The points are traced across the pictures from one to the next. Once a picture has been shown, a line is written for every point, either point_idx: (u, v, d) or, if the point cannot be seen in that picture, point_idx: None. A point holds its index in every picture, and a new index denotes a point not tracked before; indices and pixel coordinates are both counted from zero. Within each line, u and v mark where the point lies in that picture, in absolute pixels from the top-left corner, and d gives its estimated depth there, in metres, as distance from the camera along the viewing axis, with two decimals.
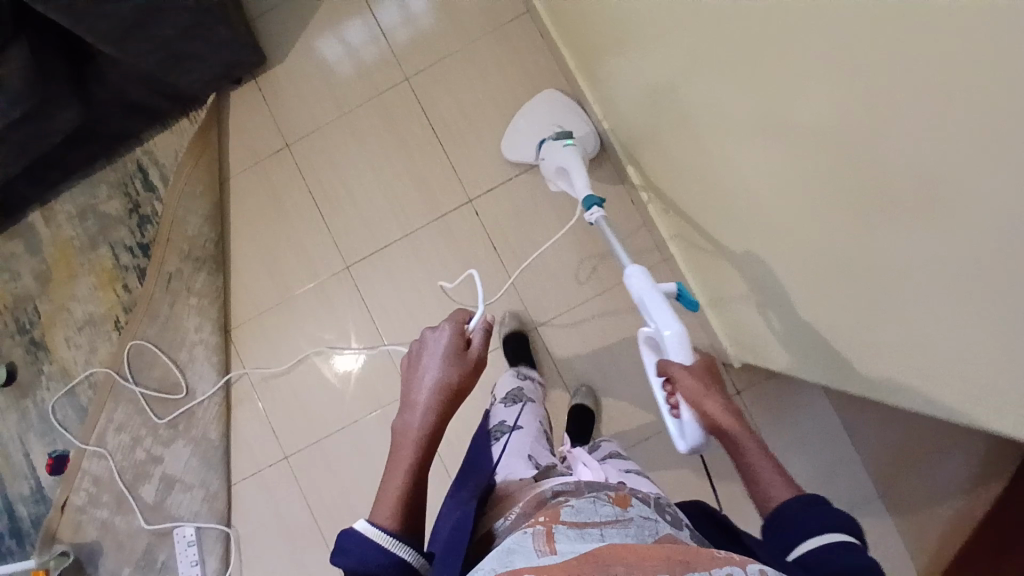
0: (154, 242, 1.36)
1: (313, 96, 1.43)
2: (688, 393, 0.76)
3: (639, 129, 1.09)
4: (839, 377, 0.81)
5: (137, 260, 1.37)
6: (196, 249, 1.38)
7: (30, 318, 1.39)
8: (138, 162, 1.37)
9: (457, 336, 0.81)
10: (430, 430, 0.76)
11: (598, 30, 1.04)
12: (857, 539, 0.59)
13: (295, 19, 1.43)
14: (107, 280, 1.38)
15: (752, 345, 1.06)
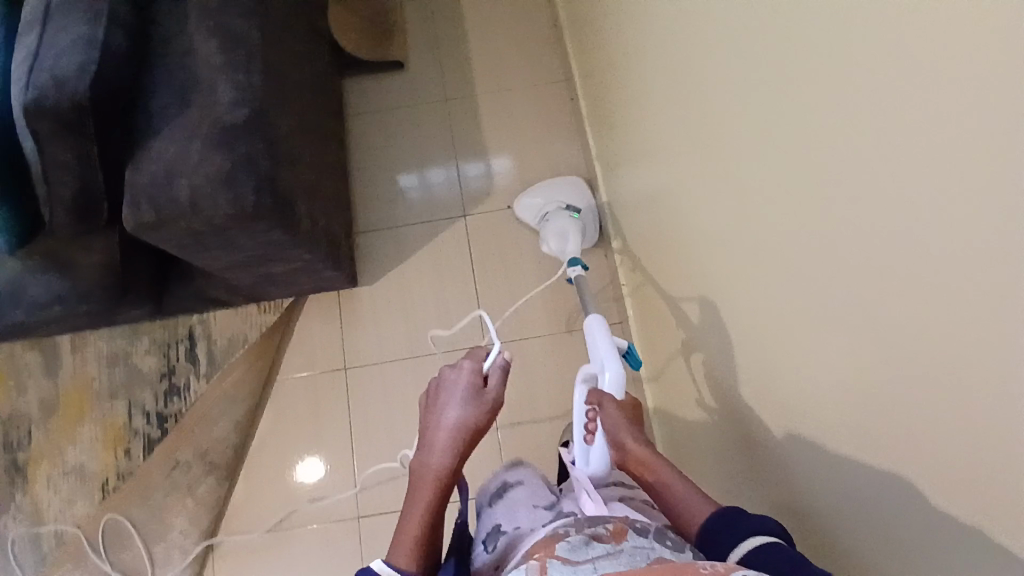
0: (172, 417, 1.33)
1: (388, 254, 1.40)
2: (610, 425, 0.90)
3: (660, 259, 1.10)
4: (745, 436, 0.86)
5: (149, 428, 1.33)
6: (215, 452, 1.29)
7: (21, 439, 1.37)
8: (190, 331, 1.37)
9: (475, 377, 0.92)
10: (449, 468, 0.85)
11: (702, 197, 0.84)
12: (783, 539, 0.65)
13: (385, 150, 1.47)
14: (111, 437, 1.34)
15: (686, 421, 1.12)
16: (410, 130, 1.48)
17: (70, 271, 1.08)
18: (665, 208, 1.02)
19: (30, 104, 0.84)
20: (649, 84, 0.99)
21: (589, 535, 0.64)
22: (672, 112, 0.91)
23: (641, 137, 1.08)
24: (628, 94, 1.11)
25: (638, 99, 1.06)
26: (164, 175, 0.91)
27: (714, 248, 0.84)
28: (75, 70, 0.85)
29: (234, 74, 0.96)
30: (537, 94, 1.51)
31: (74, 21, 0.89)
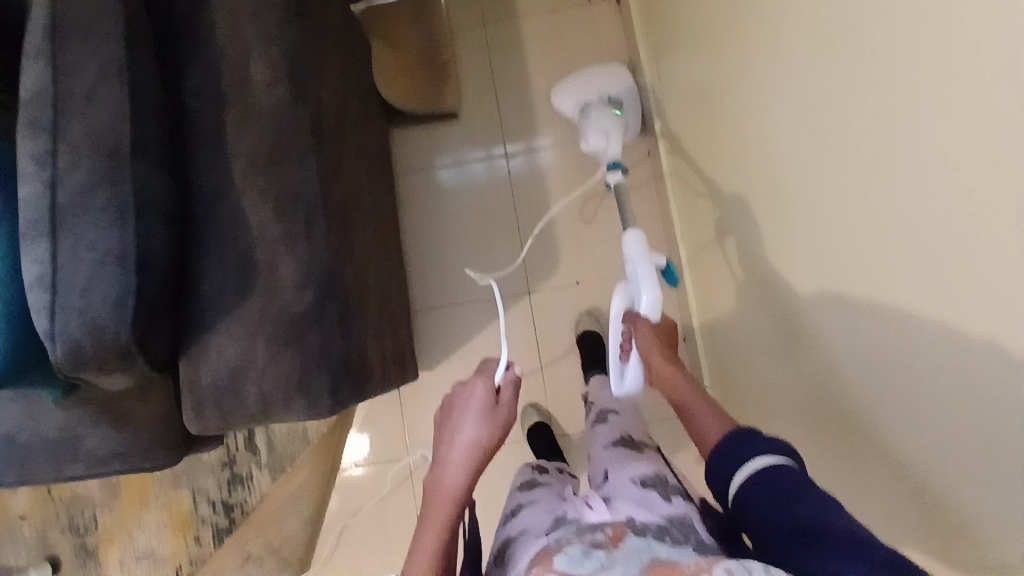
0: (239, 507, 1.28)
1: (443, 283, 1.31)
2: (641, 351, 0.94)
3: (746, 336, 1.02)
4: (804, 381, 0.83)
5: (216, 516, 1.29)
6: (288, 550, 1.28)
7: (85, 520, 1.34)
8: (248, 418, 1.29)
9: (490, 394, 0.91)
10: (463, 485, 0.85)
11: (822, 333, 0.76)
12: (788, 455, 0.68)
13: (426, 152, 1.34)
14: (178, 524, 1.30)
15: (736, 373, 1.11)
16: (459, 154, 1.34)
17: (127, 423, 1.00)
18: (776, 380, 0.93)
19: (65, 358, 0.71)
20: (768, 215, 0.85)
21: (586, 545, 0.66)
22: (788, 215, 0.79)
23: (750, 283, 0.97)
24: (735, 210, 0.97)
25: (752, 248, 0.93)
26: (228, 377, 0.82)
27: (831, 413, 0.77)
28: (109, 308, 0.71)
29: (297, 244, 0.83)
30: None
31: (94, 226, 0.72)
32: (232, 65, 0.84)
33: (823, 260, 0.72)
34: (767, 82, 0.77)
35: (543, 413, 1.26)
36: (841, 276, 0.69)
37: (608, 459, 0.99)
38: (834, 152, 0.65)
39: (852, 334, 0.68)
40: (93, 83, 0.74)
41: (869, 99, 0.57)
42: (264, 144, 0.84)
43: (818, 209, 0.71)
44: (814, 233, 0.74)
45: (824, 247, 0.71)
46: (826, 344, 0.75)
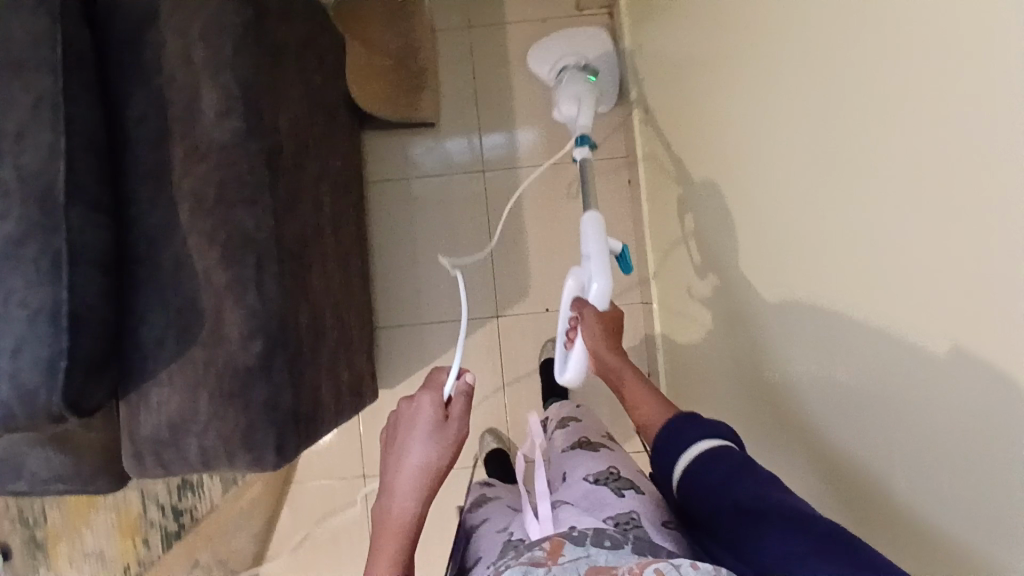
0: (189, 514, 1.26)
1: (412, 287, 1.27)
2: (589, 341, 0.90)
3: (708, 371, 1.00)
4: (753, 384, 0.82)
5: (166, 521, 1.27)
6: (235, 562, 1.28)
7: (36, 513, 1.30)
8: None
9: (436, 411, 0.80)
10: (415, 515, 0.77)
11: (781, 383, 0.74)
12: (729, 438, 0.70)
13: (400, 141, 1.28)
14: (126, 527, 1.28)
15: (690, 374, 1.10)
16: (435, 144, 1.28)
17: (69, 446, 0.95)
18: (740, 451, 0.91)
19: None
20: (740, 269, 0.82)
21: (524, 565, 0.62)
22: (758, 266, 0.76)
23: (720, 342, 0.94)
24: (709, 258, 0.94)
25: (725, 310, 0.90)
26: (167, 431, 0.79)
27: (781, 434, 0.76)
28: (40, 372, 0.67)
29: (242, 295, 0.77)
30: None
31: (24, 281, 0.68)
32: (179, 95, 0.78)
33: (790, 354, 0.70)
34: (753, 161, 0.72)
35: (500, 437, 1.25)
36: (808, 380, 0.66)
37: (567, 463, 0.95)
38: (809, 256, 0.61)
39: (819, 444, 0.66)
40: (23, 122, 0.69)
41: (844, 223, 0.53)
42: (210, 184, 0.77)
43: (791, 306, 0.68)
44: (784, 324, 0.70)
45: (791, 340, 0.69)
46: (794, 441, 0.72)
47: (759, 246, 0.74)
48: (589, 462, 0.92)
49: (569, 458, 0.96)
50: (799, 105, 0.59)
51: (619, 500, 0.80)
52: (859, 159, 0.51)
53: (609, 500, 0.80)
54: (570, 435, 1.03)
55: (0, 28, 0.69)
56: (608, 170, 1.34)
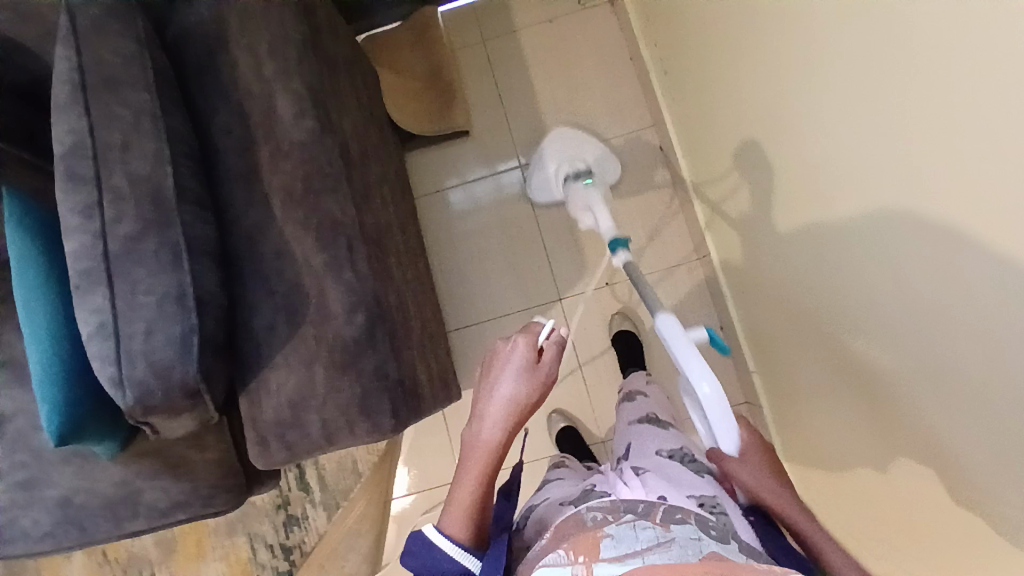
0: (298, 547, 1.27)
1: (474, 290, 1.32)
2: (745, 480, 0.73)
3: (774, 287, 1.04)
4: (822, 287, 0.88)
5: (276, 560, 1.27)
6: None
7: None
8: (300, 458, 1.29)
9: (531, 354, 0.82)
10: (500, 442, 0.80)
11: (852, 264, 0.79)
12: None
13: (439, 159, 1.36)
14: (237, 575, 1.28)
15: (757, 304, 1.13)
16: (471, 157, 1.36)
17: (186, 471, 0.98)
18: (843, 427, 0.93)
19: (136, 404, 0.69)
20: (794, 170, 0.88)
21: (633, 521, 0.63)
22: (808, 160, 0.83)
23: (802, 327, 0.98)
24: (757, 172, 0.99)
25: (800, 298, 0.95)
26: (289, 411, 0.81)
27: (862, 327, 0.80)
28: (174, 348, 0.69)
29: (340, 270, 0.83)
30: (625, 154, 1.35)
31: (148, 272, 0.71)
32: (256, 104, 0.86)
33: (869, 302, 0.77)
34: (794, 135, 0.84)
35: (568, 417, 1.27)
36: (893, 287, 0.72)
37: (633, 436, 0.98)
38: (865, 188, 0.72)
39: (908, 298, 0.70)
40: (127, 133, 0.75)
41: (890, 143, 0.65)
42: (296, 178, 0.84)
43: (854, 164, 0.73)
44: (868, 234, 0.74)
45: (868, 279, 0.76)
46: (887, 330, 0.75)
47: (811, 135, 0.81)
48: (659, 439, 0.94)
49: (635, 432, 0.99)
50: (838, 22, 0.67)
51: (700, 480, 0.79)
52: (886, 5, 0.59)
53: (688, 477, 0.80)
54: (639, 410, 1.05)
55: (93, 54, 0.76)
56: (640, 141, 1.35)
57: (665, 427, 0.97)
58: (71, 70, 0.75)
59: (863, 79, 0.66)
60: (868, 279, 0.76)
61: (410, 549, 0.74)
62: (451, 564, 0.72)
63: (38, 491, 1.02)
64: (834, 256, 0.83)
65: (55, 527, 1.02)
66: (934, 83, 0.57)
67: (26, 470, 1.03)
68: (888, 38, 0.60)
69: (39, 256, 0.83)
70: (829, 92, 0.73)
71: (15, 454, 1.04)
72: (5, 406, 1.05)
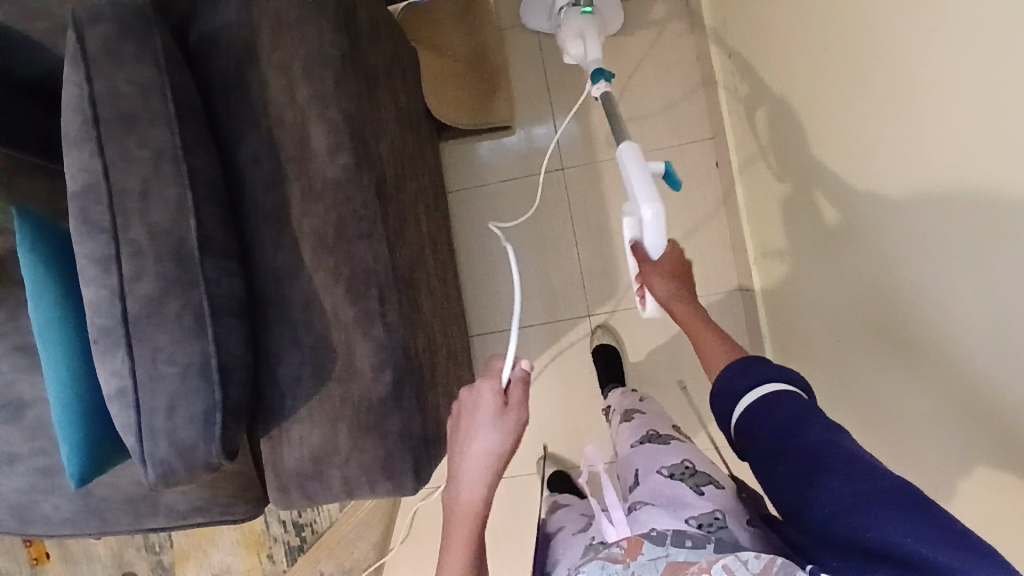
0: (309, 526, 1.31)
1: (500, 292, 1.27)
2: (649, 275, 0.80)
3: (813, 351, 0.99)
4: (861, 370, 0.83)
5: (288, 535, 1.32)
6: (360, 571, 1.29)
7: (162, 539, 1.38)
8: None
9: (496, 403, 0.77)
10: (483, 497, 0.78)
11: (895, 363, 0.74)
12: (799, 388, 0.61)
13: (475, 148, 1.27)
14: (251, 543, 1.34)
15: (792, 353, 1.08)
16: (510, 148, 1.27)
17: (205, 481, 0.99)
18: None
19: (157, 478, 0.67)
20: (854, 248, 0.80)
21: (600, 561, 0.61)
22: (870, 246, 0.76)
23: (837, 411, 0.93)
24: (815, 232, 0.91)
25: (843, 385, 0.90)
26: (311, 463, 0.80)
27: (898, 423, 0.77)
28: (198, 428, 0.66)
29: (369, 326, 0.79)
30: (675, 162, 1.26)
31: (170, 338, 0.67)
32: (287, 134, 0.78)
33: (908, 401, 0.73)
34: (865, 217, 0.76)
35: (562, 466, 1.26)
36: (932, 404, 0.68)
37: (638, 460, 0.91)
38: (925, 315, 0.67)
39: (950, 427, 0.65)
40: (146, 177, 0.69)
41: (947, 293, 0.61)
42: (329, 220, 0.78)
43: (922, 280, 0.66)
44: (917, 347, 0.69)
45: (914, 407, 0.72)
46: (926, 444, 0.71)
47: (882, 228, 0.73)
48: (661, 457, 0.89)
49: (640, 456, 0.92)
50: (939, 134, 0.59)
51: (699, 497, 0.79)
52: (999, 142, 0.51)
53: (688, 499, 0.79)
54: (636, 428, 1.00)
55: (106, 84, 0.69)
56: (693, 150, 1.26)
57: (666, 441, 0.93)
58: (81, 100, 0.69)
59: (953, 205, 0.58)
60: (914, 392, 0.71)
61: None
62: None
63: (58, 479, 1.05)
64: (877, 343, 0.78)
65: (76, 514, 1.05)
66: (1000, 248, 0.53)
67: (47, 457, 1.06)
68: (973, 181, 0.55)
69: (51, 284, 0.78)
70: (911, 197, 0.65)
71: (36, 439, 1.06)
72: (25, 391, 1.06)
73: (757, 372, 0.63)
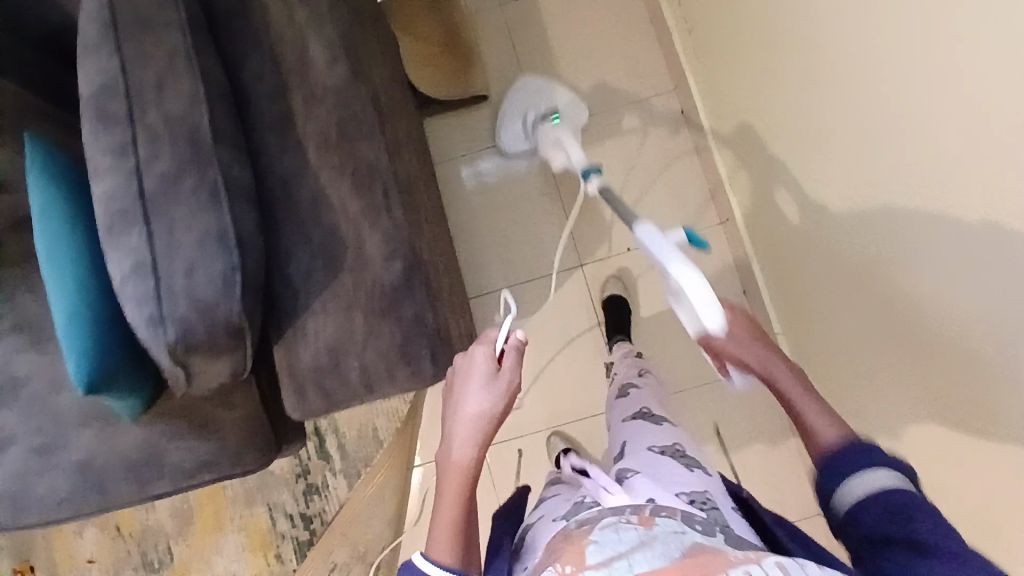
0: (317, 516, 1.25)
1: (492, 257, 1.33)
2: (745, 357, 0.61)
3: (804, 240, 1.03)
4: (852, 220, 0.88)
5: (296, 530, 1.25)
6: (375, 553, 1.24)
7: (159, 555, 1.29)
8: (316, 428, 1.27)
9: (491, 363, 0.75)
10: (475, 458, 0.73)
11: (883, 185, 0.80)
12: (912, 485, 0.50)
13: (458, 126, 1.36)
14: (257, 544, 1.26)
15: (780, 262, 1.14)
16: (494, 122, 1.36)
17: (214, 430, 0.97)
18: (885, 393, 0.92)
19: (178, 341, 0.67)
20: (825, 108, 0.88)
21: (615, 528, 0.60)
22: (839, 93, 0.83)
23: (837, 283, 0.97)
24: (786, 120, 0.98)
25: (839, 252, 0.94)
26: (328, 357, 0.79)
27: (894, 249, 0.81)
28: (218, 286, 0.67)
29: (376, 217, 0.80)
30: (647, 118, 1.35)
31: (187, 209, 0.69)
32: (288, 48, 0.84)
33: (903, 217, 0.78)
34: (828, 71, 0.84)
35: (567, 440, 1.26)
36: (928, 197, 0.72)
37: (629, 435, 0.91)
38: (904, 114, 0.73)
39: (949, 210, 0.70)
40: (161, 70, 0.73)
41: (926, 72, 0.68)
42: (331, 123, 0.82)
43: (895, 84, 0.73)
44: (903, 152, 0.75)
45: (909, 219, 0.77)
46: (925, 249, 0.75)
47: (847, 67, 0.80)
48: (651, 435, 0.88)
49: (629, 429, 0.93)
50: None
51: (691, 474, 0.77)
52: None
53: (679, 472, 0.78)
54: (630, 406, 1.00)
55: None
56: (662, 106, 1.35)
57: (659, 423, 0.92)
58: (101, 8, 0.74)
59: None
60: (906, 201, 0.76)
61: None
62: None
63: (56, 456, 1.01)
64: (863, 182, 0.84)
65: (73, 491, 1.00)
66: None
67: (42, 435, 1.01)
68: None
69: (63, 202, 0.80)
70: (873, 13, 0.73)
71: (31, 418, 1.02)
72: (20, 369, 1.03)
73: (863, 454, 0.52)
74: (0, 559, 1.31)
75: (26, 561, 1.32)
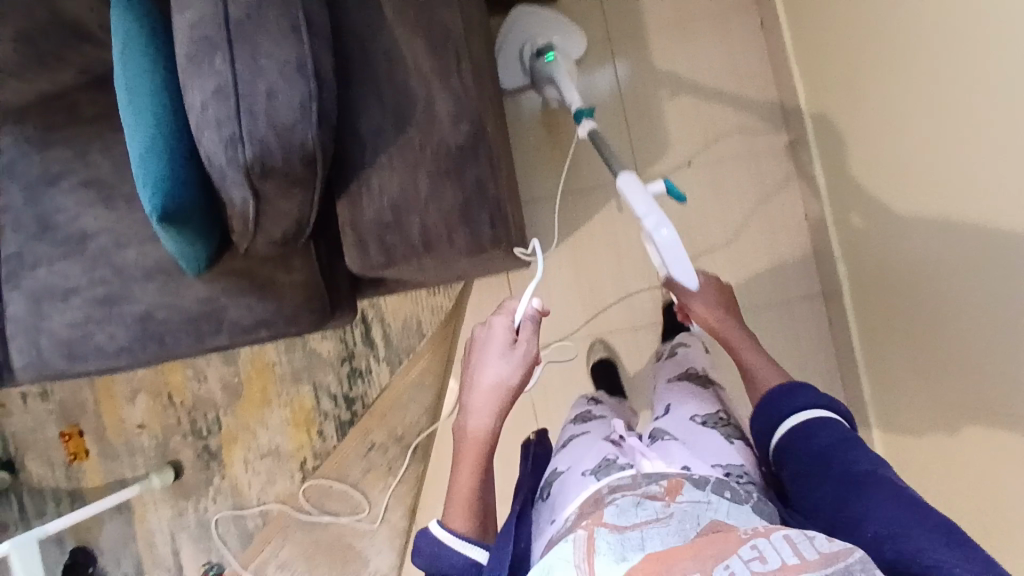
0: (359, 399, 1.30)
1: (548, 162, 1.33)
2: (702, 304, 0.95)
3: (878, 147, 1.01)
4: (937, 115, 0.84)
5: (339, 410, 1.31)
6: (412, 436, 1.29)
7: (208, 424, 1.36)
8: (364, 316, 1.30)
9: (505, 335, 0.86)
10: (492, 428, 0.83)
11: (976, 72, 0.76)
12: (842, 417, 0.76)
13: None
14: (301, 420, 1.32)
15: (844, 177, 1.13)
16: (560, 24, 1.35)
17: (273, 292, 1.00)
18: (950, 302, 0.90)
19: (256, 160, 0.69)
20: None
21: (638, 499, 0.64)
22: None
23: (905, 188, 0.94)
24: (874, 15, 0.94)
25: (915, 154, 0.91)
26: (390, 213, 0.81)
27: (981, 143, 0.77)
28: (296, 112, 0.69)
29: (447, 77, 0.81)
30: (718, 37, 1.36)
31: (270, 39, 0.70)
32: None
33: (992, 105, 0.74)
34: None
35: (610, 348, 1.30)
36: None
37: (671, 397, 0.93)
38: None
39: None
40: None
41: None
42: None
43: None
44: None
45: None
46: None
47: None
48: (694, 401, 0.89)
49: (673, 392, 0.94)
50: None
51: (727, 445, 0.79)
52: None
53: (716, 440, 0.79)
54: (678, 369, 1.02)
55: None
56: (736, 24, 1.36)
57: (705, 387, 0.93)
58: None
59: None
60: None
61: (417, 548, 0.76)
62: (459, 557, 0.73)
63: (120, 306, 1.04)
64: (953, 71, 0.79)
65: (133, 341, 1.04)
66: None
67: (107, 287, 1.05)
68: None
69: (151, 47, 0.84)
70: None
71: (98, 271, 1.05)
72: (89, 224, 1.07)
73: (808, 398, 0.78)
74: (49, 422, 1.41)
75: (74, 425, 1.41)
